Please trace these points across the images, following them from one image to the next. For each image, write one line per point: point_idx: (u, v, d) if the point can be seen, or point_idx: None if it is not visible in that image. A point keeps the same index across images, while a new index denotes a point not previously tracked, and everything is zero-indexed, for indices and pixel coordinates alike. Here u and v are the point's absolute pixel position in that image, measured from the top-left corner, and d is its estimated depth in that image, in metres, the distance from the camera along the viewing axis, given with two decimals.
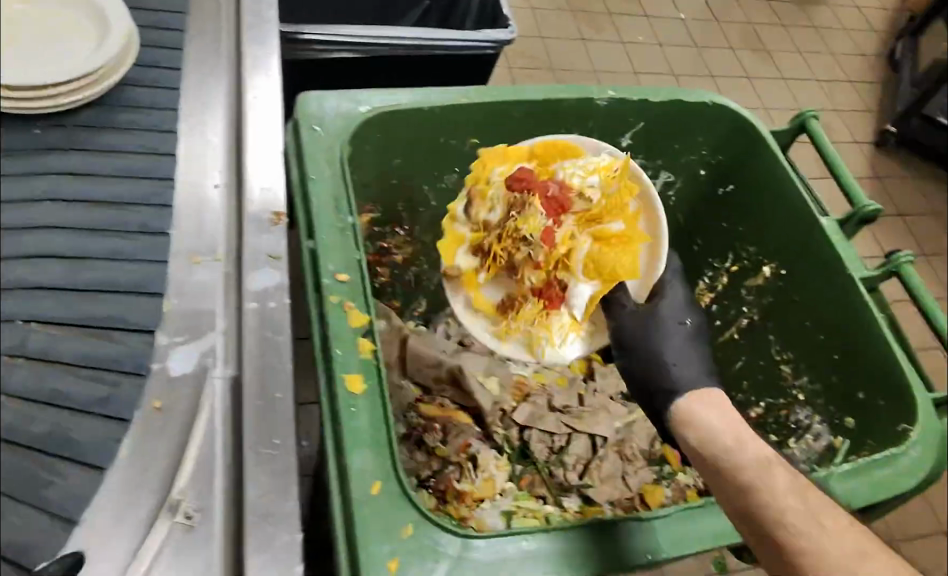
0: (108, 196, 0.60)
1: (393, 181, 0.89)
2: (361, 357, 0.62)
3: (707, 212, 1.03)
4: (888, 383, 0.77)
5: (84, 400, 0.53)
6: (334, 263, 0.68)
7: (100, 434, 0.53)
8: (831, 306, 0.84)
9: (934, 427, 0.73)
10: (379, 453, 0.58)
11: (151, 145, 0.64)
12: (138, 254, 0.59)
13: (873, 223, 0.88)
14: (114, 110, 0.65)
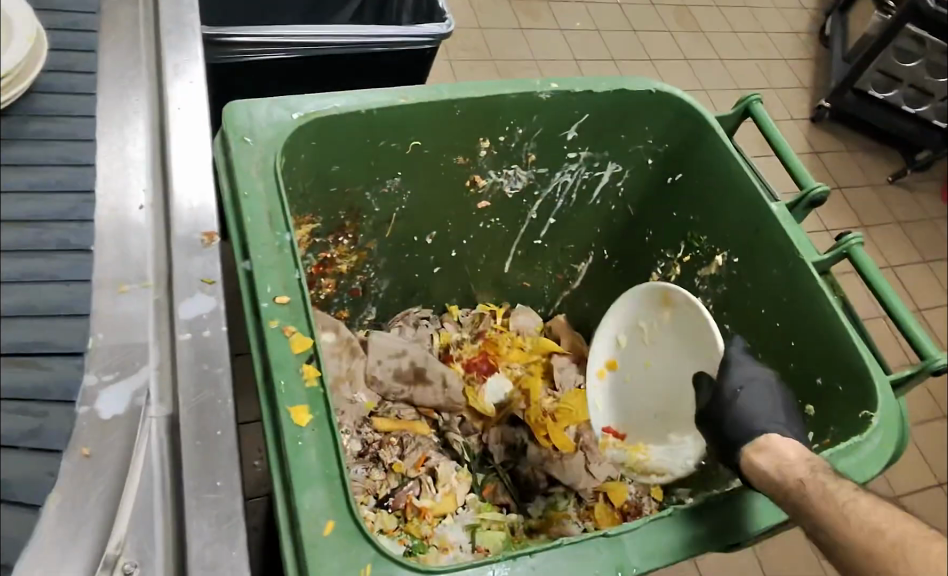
0: (25, 214, 0.55)
1: (332, 189, 0.85)
2: (305, 386, 0.58)
3: (659, 202, 1.02)
4: (845, 368, 0.74)
5: (11, 434, 0.49)
6: (272, 285, 0.63)
7: (31, 471, 0.50)
8: (784, 291, 0.82)
9: (895, 405, 0.71)
10: (331, 487, 0.54)
11: (68, 157, 0.60)
12: (62, 274, 0.55)
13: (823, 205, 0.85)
14: (23, 120, 0.59)
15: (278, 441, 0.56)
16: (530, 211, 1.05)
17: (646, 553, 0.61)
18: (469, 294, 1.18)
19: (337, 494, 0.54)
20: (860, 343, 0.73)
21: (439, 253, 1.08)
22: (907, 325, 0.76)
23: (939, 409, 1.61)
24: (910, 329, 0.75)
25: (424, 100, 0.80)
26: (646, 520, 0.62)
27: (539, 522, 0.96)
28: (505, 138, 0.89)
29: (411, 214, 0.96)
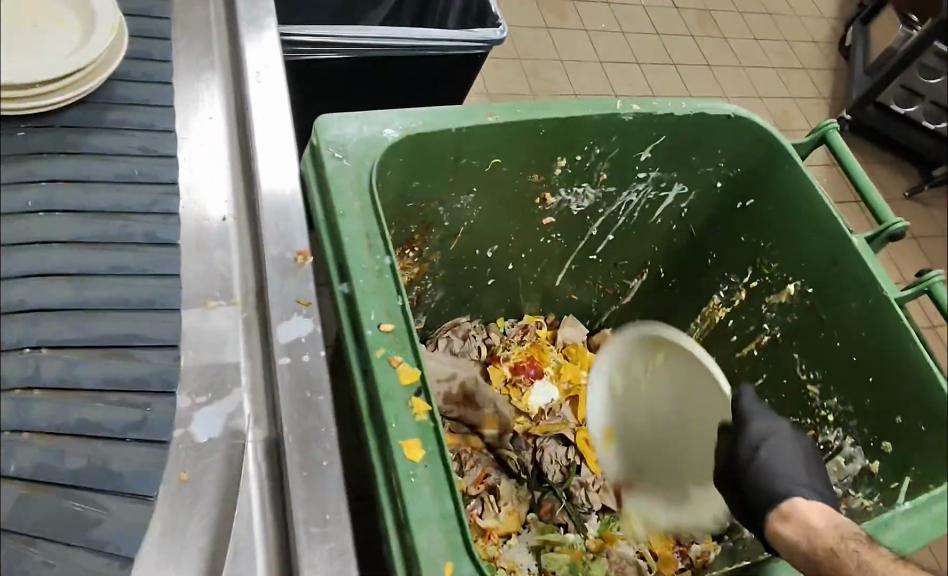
0: (113, 206, 0.56)
1: (408, 205, 0.83)
2: (417, 420, 0.57)
3: (728, 225, 1.01)
4: (931, 412, 0.75)
5: (117, 426, 0.49)
6: (376, 312, 0.62)
7: (140, 461, 0.49)
8: (863, 326, 0.82)
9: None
10: (449, 527, 0.53)
11: (152, 146, 0.59)
12: (148, 269, 0.55)
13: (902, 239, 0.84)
14: (102, 109, 0.59)
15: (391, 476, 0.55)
16: (590, 227, 1.04)
17: None
18: (515, 307, 1.17)
19: (453, 535, 0.53)
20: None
21: (496, 264, 1.06)
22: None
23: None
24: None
25: (512, 121, 0.78)
26: None
27: (596, 543, 0.97)
28: (583, 157, 0.88)
29: (479, 228, 0.95)
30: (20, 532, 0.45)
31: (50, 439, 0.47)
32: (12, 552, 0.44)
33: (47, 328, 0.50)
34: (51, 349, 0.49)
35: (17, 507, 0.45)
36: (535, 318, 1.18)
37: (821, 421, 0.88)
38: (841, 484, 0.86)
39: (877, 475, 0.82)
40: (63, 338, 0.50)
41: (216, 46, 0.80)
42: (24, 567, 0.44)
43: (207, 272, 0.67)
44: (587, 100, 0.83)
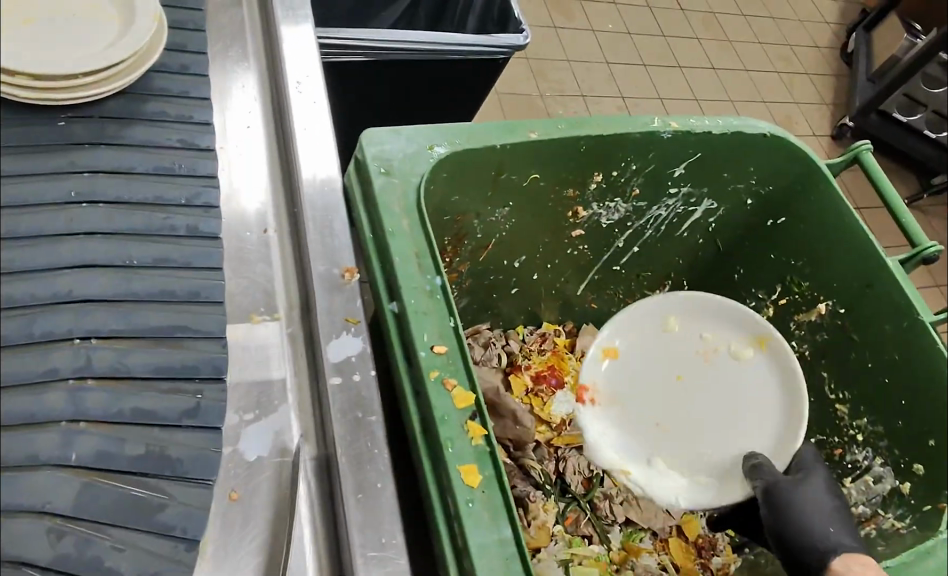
0: (155, 198, 0.58)
1: (447, 217, 0.83)
2: (472, 444, 0.57)
3: (754, 241, 1.06)
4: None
5: (172, 414, 0.51)
6: (428, 333, 0.61)
7: (196, 445, 0.51)
8: (895, 349, 0.87)
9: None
10: (509, 551, 0.54)
11: (192, 141, 0.62)
12: (194, 262, 0.57)
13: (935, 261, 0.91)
14: (141, 101, 0.62)
15: (449, 501, 0.56)
16: (616, 240, 1.07)
17: None
18: (533, 315, 1.17)
19: (511, 562, 0.53)
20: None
21: (523, 272, 1.07)
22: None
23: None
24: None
25: (556, 136, 0.80)
26: None
27: (619, 555, 0.98)
28: (617, 174, 0.91)
29: (514, 237, 0.96)
30: (85, 518, 0.46)
31: (108, 428, 0.49)
32: (81, 537, 0.45)
33: (96, 318, 0.51)
34: (101, 339, 0.51)
35: (82, 495, 0.46)
36: (553, 326, 1.19)
37: (849, 439, 0.94)
38: (868, 502, 0.91)
39: (905, 495, 0.85)
40: (111, 327, 0.51)
41: (252, 54, 0.79)
42: (94, 552, 0.45)
43: (252, 284, 0.66)
44: (626, 117, 0.86)
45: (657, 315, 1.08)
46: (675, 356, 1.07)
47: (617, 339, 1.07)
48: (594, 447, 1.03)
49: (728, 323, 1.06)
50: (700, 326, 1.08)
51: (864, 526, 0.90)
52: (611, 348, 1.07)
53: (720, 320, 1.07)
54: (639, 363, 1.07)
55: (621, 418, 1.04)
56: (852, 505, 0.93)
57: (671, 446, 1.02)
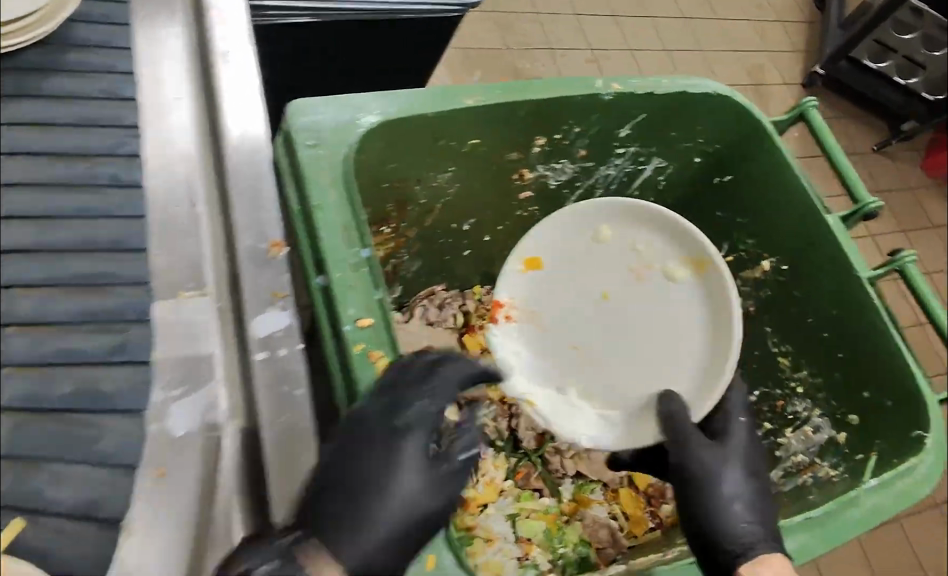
0: (74, 148, 0.59)
1: (386, 185, 0.83)
2: (395, 415, 0.59)
3: (702, 199, 1.05)
4: (892, 385, 0.83)
5: (98, 351, 0.53)
6: (354, 306, 0.62)
7: (131, 380, 0.54)
8: (834, 305, 0.89)
9: (944, 434, 0.79)
10: None
11: (115, 91, 0.63)
12: (115, 211, 0.58)
13: (874, 217, 0.93)
14: (59, 51, 0.62)
15: (372, 472, 0.57)
16: (567, 200, 1.08)
17: None
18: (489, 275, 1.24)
19: None
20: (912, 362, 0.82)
21: (474, 235, 1.09)
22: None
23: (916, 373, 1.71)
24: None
25: (490, 104, 0.79)
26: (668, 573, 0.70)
27: (570, 506, 1.04)
28: (560, 137, 0.90)
29: (460, 200, 0.96)
30: (20, 456, 0.49)
31: (32, 371, 0.51)
32: (16, 475, 0.49)
33: (17, 267, 0.53)
34: (20, 287, 0.53)
35: (13, 435, 0.49)
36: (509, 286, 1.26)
37: (790, 391, 0.96)
38: (806, 452, 0.93)
39: (841, 447, 0.89)
40: (35, 277, 0.53)
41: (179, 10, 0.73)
42: (30, 487, 0.49)
43: (182, 261, 0.62)
44: (568, 80, 0.85)
45: (587, 223, 0.99)
46: (600, 270, 1.00)
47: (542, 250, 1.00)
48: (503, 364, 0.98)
49: (664, 241, 0.98)
50: (631, 235, 0.99)
51: (801, 474, 0.92)
52: (535, 258, 1.01)
53: (652, 231, 0.98)
54: (562, 275, 1.00)
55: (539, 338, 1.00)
56: (792, 454, 0.94)
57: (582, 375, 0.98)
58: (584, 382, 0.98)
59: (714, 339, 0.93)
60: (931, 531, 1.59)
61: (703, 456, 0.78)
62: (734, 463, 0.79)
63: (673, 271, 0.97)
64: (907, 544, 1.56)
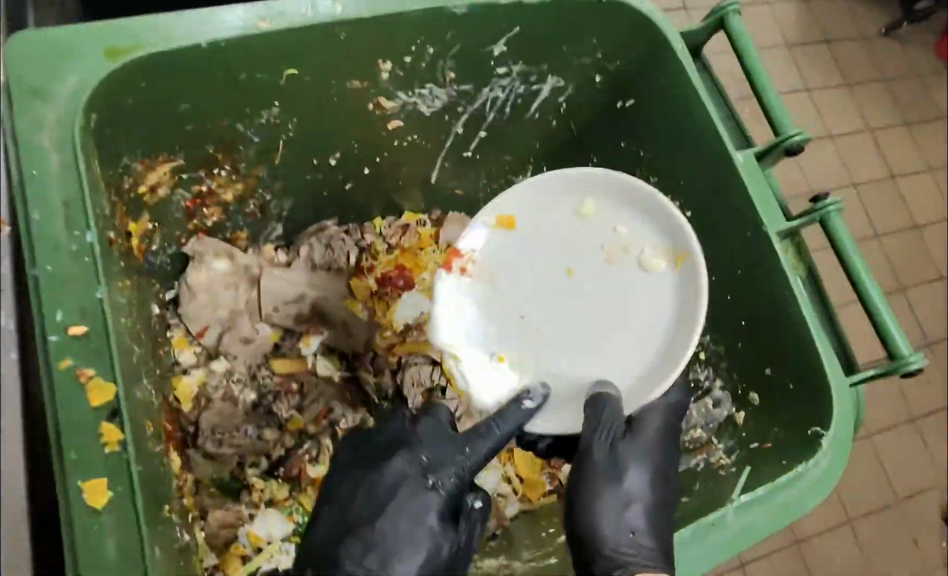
0: None
1: (186, 127, 0.70)
2: (106, 452, 0.52)
3: (606, 127, 0.90)
4: (799, 366, 0.73)
5: None
6: (63, 310, 0.53)
7: None
8: (739, 265, 0.79)
9: (847, 428, 0.70)
10: None
11: None
12: None
13: (799, 151, 0.76)
14: None
15: (82, 535, 0.50)
16: (454, 126, 0.92)
17: None
18: (392, 202, 1.05)
19: None
20: (820, 341, 0.71)
21: (346, 169, 0.95)
22: (879, 320, 0.72)
23: (897, 281, 1.48)
24: (883, 324, 0.72)
25: (288, 25, 0.63)
26: None
27: None
28: (413, 59, 0.74)
29: (308, 134, 0.82)
30: None
31: None
32: None
33: None
34: None
35: None
36: (416, 215, 1.08)
37: (694, 357, 0.88)
38: (703, 427, 0.85)
39: (738, 428, 0.81)
40: None
41: None
42: None
43: None
44: None
45: (570, 194, 0.85)
46: (573, 245, 0.84)
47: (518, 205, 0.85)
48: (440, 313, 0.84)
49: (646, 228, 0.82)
50: (619, 217, 0.83)
51: (695, 453, 0.84)
52: (510, 217, 0.85)
53: (637, 212, 0.82)
54: (531, 242, 0.85)
55: (489, 296, 0.85)
56: (690, 427, 0.85)
57: (521, 339, 0.83)
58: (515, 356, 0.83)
59: (678, 338, 0.79)
60: (906, 457, 1.38)
61: (606, 455, 0.71)
62: (641, 461, 0.72)
63: (649, 262, 0.81)
64: (878, 461, 1.36)
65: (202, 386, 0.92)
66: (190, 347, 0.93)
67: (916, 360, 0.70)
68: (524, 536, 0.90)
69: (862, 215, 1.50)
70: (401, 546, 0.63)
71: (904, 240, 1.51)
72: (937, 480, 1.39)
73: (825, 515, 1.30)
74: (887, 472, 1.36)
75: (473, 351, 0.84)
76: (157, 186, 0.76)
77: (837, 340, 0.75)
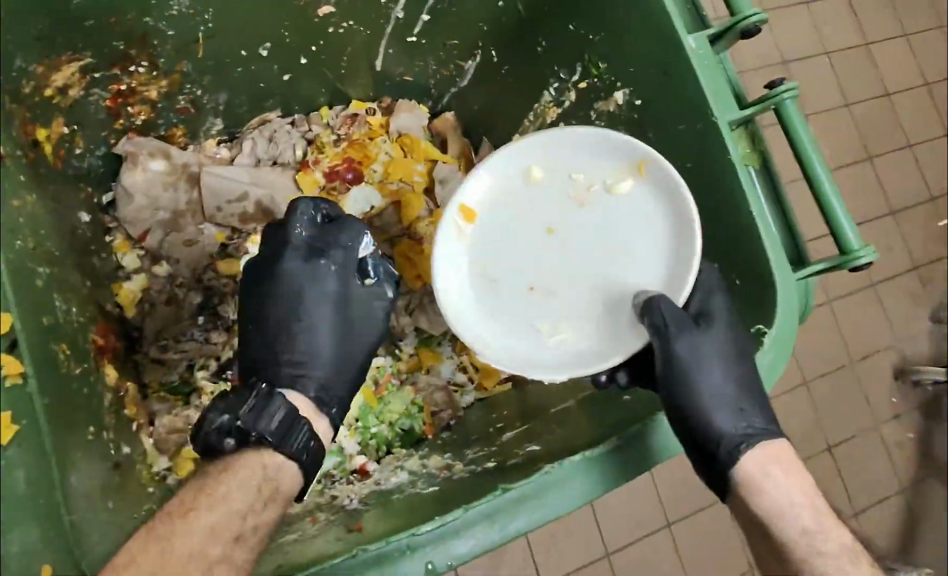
0: None
1: (87, 22, 0.70)
2: (7, 384, 0.51)
3: (549, 8, 0.84)
4: (747, 268, 0.72)
5: None
6: None
7: None
8: (689, 157, 0.76)
9: (793, 325, 0.69)
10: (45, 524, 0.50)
11: None
12: None
13: (757, 34, 0.71)
14: None
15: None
16: (393, 11, 0.87)
17: (493, 527, 0.60)
18: (337, 91, 0.99)
19: (48, 522, 0.50)
20: (772, 251, 0.68)
21: (282, 60, 0.90)
22: (831, 215, 0.69)
23: (864, 149, 1.44)
24: (834, 219, 0.69)
25: None
26: (500, 494, 0.60)
27: (410, 364, 0.96)
28: None
29: (231, 15, 0.78)
30: None
31: None
32: None
33: None
34: None
35: None
36: (363, 105, 1.01)
37: None
38: None
39: None
40: None
41: None
42: None
43: None
44: None
45: (510, 166, 0.79)
46: (537, 203, 0.79)
47: (467, 196, 0.79)
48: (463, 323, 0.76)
49: (599, 160, 0.78)
50: (565, 162, 0.79)
51: None
52: (471, 209, 0.79)
53: (576, 148, 0.78)
54: (500, 222, 0.79)
55: (492, 286, 0.78)
56: None
57: (552, 309, 0.76)
58: (553, 329, 0.76)
59: (678, 245, 0.73)
60: (865, 324, 1.37)
61: (687, 348, 0.69)
62: (725, 350, 0.70)
63: (614, 184, 0.77)
64: (836, 324, 1.35)
65: (145, 292, 0.90)
66: (132, 250, 0.91)
67: (866, 255, 0.67)
68: (478, 429, 0.91)
69: (830, 84, 1.44)
70: (336, 384, 0.74)
71: (871, 107, 1.46)
72: (903, 346, 1.38)
73: (782, 381, 1.30)
74: (845, 336, 1.35)
75: (518, 346, 0.76)
76: (66, 87, 0.73)
77: (789, 236, 0.72)
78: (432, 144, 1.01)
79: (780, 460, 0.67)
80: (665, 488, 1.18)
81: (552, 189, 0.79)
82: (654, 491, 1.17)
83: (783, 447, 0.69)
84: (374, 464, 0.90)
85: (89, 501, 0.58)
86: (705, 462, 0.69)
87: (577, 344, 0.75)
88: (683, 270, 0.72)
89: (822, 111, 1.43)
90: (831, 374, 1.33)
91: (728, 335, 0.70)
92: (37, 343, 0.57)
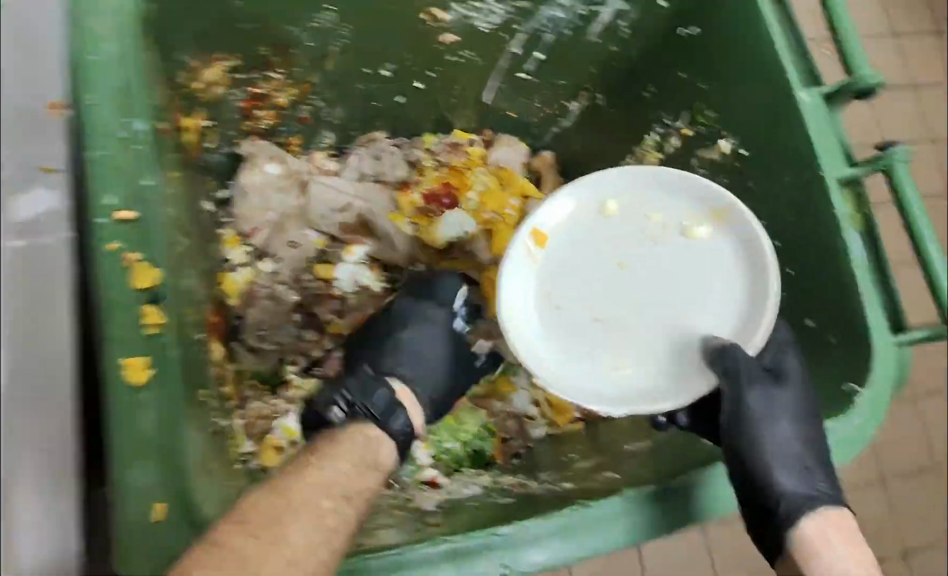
0: None
1: (242, 24, 0.76)
2: (146, 332, 0.58)
3: (664, 57, 0.88)
4: (845, 322, 0.72)
5: None
6: (113, 194, 0.58)
7: None
8: (790, 210, 0.77)
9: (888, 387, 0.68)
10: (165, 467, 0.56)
11: None
12: None
13: (874, 95, 0.72)
14: None
15: (126, 405, 0.56)
16: (510, 46, 0.91)
17: (564, 544, 0.60)
18: (444, 120, 1.04)
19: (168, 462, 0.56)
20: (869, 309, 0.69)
21: (400, 82, 0.95)
22: (937, 282, 0.68)
23: None
24: (938, 286, 0.68)
25: None
26: (573, 510, 0.61)
27: (486, 389, 0.98)
28: None
29: (364, 33, 0.84)
30: None
31: None
32: None
33: None
34: None
35: None
36: (466, 136, 1.05)
37: None
38: None
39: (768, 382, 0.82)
40: None
41: None
42: None
43: None
44: None
45: (588, 197, 0.82)
46: (611, 235, 0.80)
47: (540, 220, 0.81)
48: (525, 344, 0.76)
49: (680, 202, 0.79)
50: (644, 201, 0.81)
51: None
52: (542, 232, 0.80)
53: (659, 189, 0.80)
54: (572, 249, 0.80)
55: (555, 312, 0.78)
56: None
57: (615, 343, 0.76)
58: (613, 364, 0.76)
59: (753, 298, 0.74)
60: None
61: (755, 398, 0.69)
62: (795, 407, 0.69)
63: (691, 228, 0.78)
64: (920, 414, 1.30)
65: (250, 284, 0.94)
66: (241, 246, 0.96)
67: None
68: (546, 460, 0.91)
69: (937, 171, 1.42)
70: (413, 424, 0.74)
71: None
72: None
73: (858, 466, 1.25)
74: (928, 429, 1.30)
75: (576, 376, 0.76)
76: (212, 83, 0.81)
77: (888, 299, 0.71)
78: (529, 181, 1.03)
79: (840, 528, 0.63)
80: (724, 560, 1.14)
81: (627, 225, 0.80)
82: (713, 562, 1.14)
83: (845, 515, 0.64)
84: (444, 479, 0.90)
85: (195, 455, 0.62)
86: (761, 519, 0.65)
87: (636, 382, 0.75)
88: (756, 321, 0.73)
89: (926, 197, 1.41)
90: (910, 465, 1.28)
91: (799, 395, 0.70)
92: (171, 305, 0.61)
